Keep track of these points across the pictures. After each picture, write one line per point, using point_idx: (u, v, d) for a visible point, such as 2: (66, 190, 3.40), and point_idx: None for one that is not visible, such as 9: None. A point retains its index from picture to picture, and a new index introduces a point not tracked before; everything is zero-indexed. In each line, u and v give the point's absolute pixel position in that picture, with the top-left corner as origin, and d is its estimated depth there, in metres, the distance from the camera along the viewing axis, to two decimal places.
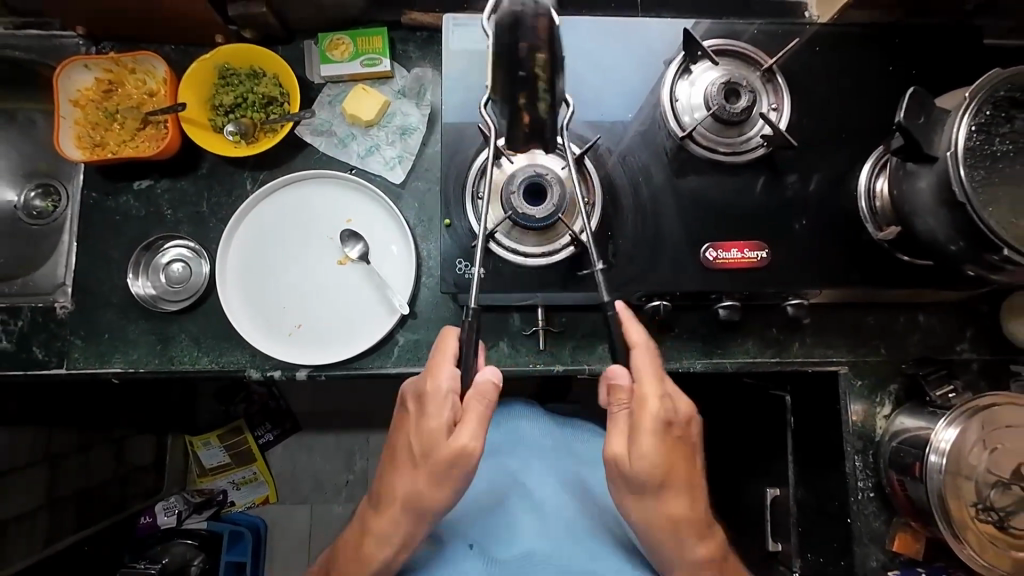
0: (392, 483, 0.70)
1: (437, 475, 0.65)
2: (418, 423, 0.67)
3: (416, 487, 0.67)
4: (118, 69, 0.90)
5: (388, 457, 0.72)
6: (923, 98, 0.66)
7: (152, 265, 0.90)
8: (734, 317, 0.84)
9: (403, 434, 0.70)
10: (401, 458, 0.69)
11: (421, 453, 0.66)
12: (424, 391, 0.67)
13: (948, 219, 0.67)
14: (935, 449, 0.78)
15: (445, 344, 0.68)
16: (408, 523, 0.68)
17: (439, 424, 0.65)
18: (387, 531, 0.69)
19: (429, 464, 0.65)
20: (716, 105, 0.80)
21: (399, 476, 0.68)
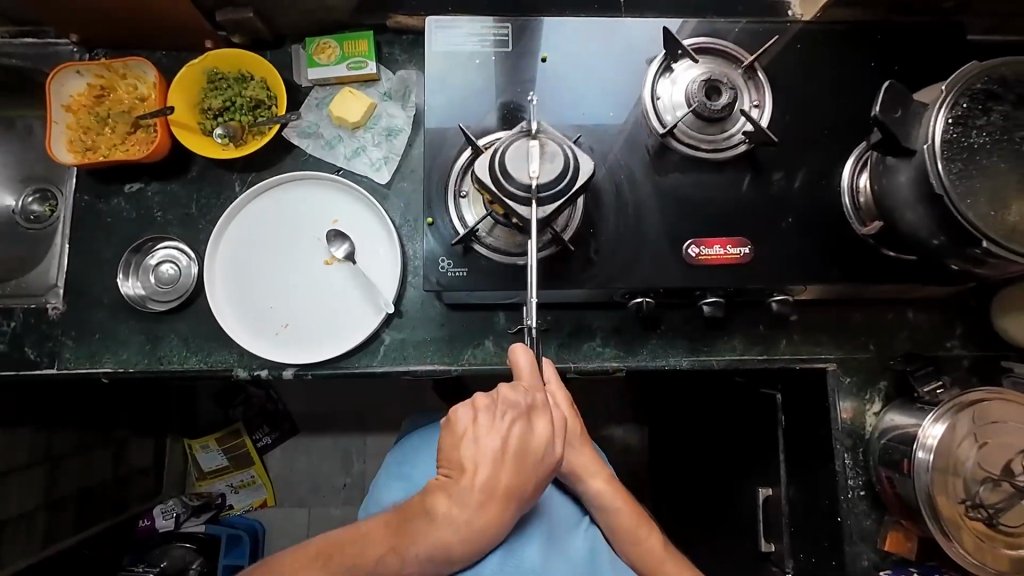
0: (468, 490, 0.65)
1: (528, 482, 0.66)
2: (519, 432, 0.66)
3: (509, 492, 0.66)
4: (109, 75, 0.92)
5: (463, 466, 0.67)
6: (900, 92, 0.66)
7: (142, 266, 0.91)
8: (719, 313, 0.84)
9: (486, 442, 0.66)
10: (488, 466, 0.66)
11: (514, 464, 0.66)
12: (528, 403, 0.67)
13: (927, 213, 0.67)
14: (923, 445, 0.77)
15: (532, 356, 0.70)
16: (487, 531, 0.65)
17: (548, 435, 0.67)
18: (460, 541, 0.65)
19: (523, 471, 0.66)
20: (697, 102, 0.80)
21: (487, 485, 0.65)
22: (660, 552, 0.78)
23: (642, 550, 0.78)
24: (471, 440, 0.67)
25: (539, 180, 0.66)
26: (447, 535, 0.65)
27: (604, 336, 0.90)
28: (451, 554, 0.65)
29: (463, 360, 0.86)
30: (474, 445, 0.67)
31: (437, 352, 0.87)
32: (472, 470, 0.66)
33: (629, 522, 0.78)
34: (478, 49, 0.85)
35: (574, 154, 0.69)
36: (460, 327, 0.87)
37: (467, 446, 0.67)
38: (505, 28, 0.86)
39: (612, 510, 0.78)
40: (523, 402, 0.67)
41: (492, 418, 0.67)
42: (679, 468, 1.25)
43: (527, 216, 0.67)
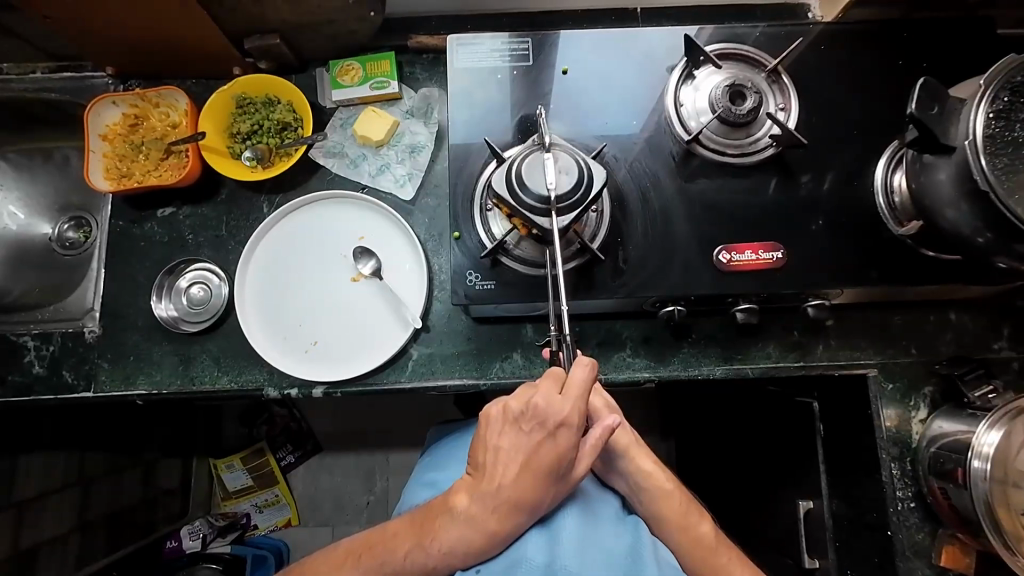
0: (490, 494, 0.67)
1: (542, 495, 0.65)
2: (542, 447, 0.66)
3: (522, 501, 0.66)
4: (143, 104, 0.95)
5: (485, 468, 0.69)
6: (935, 88, 0.64)
7: (174, 288, 0.93)
8: (753, 320, 0.82)
9: (509, 448, 0.68)
10: (510, 473, 0.67)
11: (531, 475, 0.66)
12: (556, 421, 0.66)
13: (971, 211, 0.64)
14: (979, 454, 0.73)
15: (586, 369, 0.67)
16: (500, 537, 0.65)
17: (571, 451, 0.66)
18: (477, 541, 0.65)
19: (539, 485, 0.66)
20: (722, 107, 0.80)
21: (501, 494, 0.66)
22: (710, 540, 0.75)
23: (692, 537, 0.75)
24: (495, 444, 0.69)
25: (557, 191, 0.66)
26: (462, 536, 0.66)
27: (634, 346, 0.88)
28: (468, 554, 0.66)
29: (492, 374, 0.85)
30: (499, 450, 0.69)
31: (465, 365, 0.86)
32: (488, 477, 0.68)
33: (682, 514, 0.75)
34: (500, 64, 0.86)
35: (586, 163, 0.69)
36: (489, 340, 0.87)
37: (493, 451, 0.69)
38: (525, 43, 0.87)
39: (656, 494, 0.76)
40: (550, 417, 0.66)
41: (516, 427, 0.68)
42: (712, 480, 1.21)
43: (546, 226, 0.67)
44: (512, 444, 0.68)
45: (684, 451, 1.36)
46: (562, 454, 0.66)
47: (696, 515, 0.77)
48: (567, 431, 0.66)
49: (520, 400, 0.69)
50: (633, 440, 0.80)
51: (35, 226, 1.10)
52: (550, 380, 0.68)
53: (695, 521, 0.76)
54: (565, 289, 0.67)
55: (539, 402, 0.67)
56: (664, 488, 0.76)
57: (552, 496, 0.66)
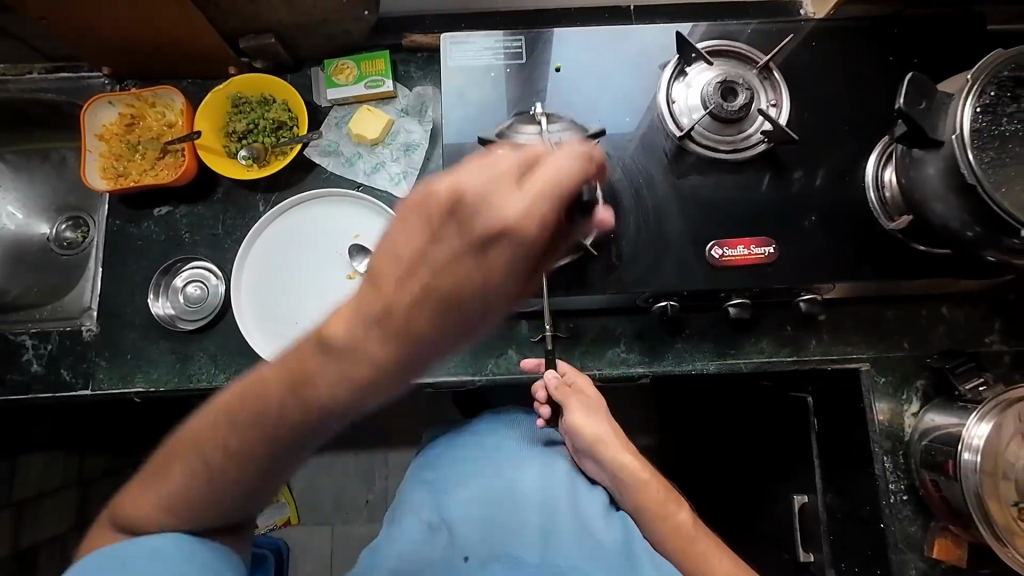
0: (385, 310, 0.40)
1: (452, 314, 0.39)
2: (460, 260, 0.38)
3: (429, 314, 0.39)
4: (139, 104, 0.95)
5: (382, 276, 0.39)
6: (924, 83, 0.65)
7: (170, 286, 0.93)
8: (745, 315, 0.82)
9: (408, 256, 0.38)
10: (435, 254, 0.38)
11: (439, 295, 0.39)
12: (495, 226, 0.38)
13: (959, 204, 0.65)
14: (970, 446, 0.74)
15: (585, 156, 0.43)
16: (386, 346, 0.40)
17: (531, 238, 0.39)
18: (357, 374, 0.42)
19: (454, 290, 0.39)
20: (714, 103, 0.80)
21: (388, 306, 0.39)
22: (688, 529, 0.79)
23: (671, 525, 0.79)
24: (391, 236, 0.40)
25: None
26: (341, 368, 0.42)
27: (628, 342, 0.89)
28: (356, 388, 0.43)
29: (487, 371, 0.86)
30: (405, 257, 0.39)
31: (460, 362, 0.87)
32: (375, 272, 0.40)
33: (660, 502, 0.80)
34: (493, 63, 0.87)
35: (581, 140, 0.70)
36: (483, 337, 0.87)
37: (386, 261, 0.39)
38: (518, 41, 0.88)
39: (636, 484, 0.80)
40: (484, 218, 0.37)
41: (434, 225, 0.38)
42: (708, 476, 1.22)
43: None
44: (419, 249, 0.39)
45: (681, 446, 1.37)
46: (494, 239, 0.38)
47: (674, 503, 0.81)
48: (526, 198, 0.38)
49: (443, 222, 0.38)
50: (613, 433, 0.83)
51: (33, 226, 1.11)
52: (519, 197, 0.38)
53: (672, 509, 0.80)
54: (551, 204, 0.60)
55: (476, 187, 0.37)
56: (642, 477, 0.81)
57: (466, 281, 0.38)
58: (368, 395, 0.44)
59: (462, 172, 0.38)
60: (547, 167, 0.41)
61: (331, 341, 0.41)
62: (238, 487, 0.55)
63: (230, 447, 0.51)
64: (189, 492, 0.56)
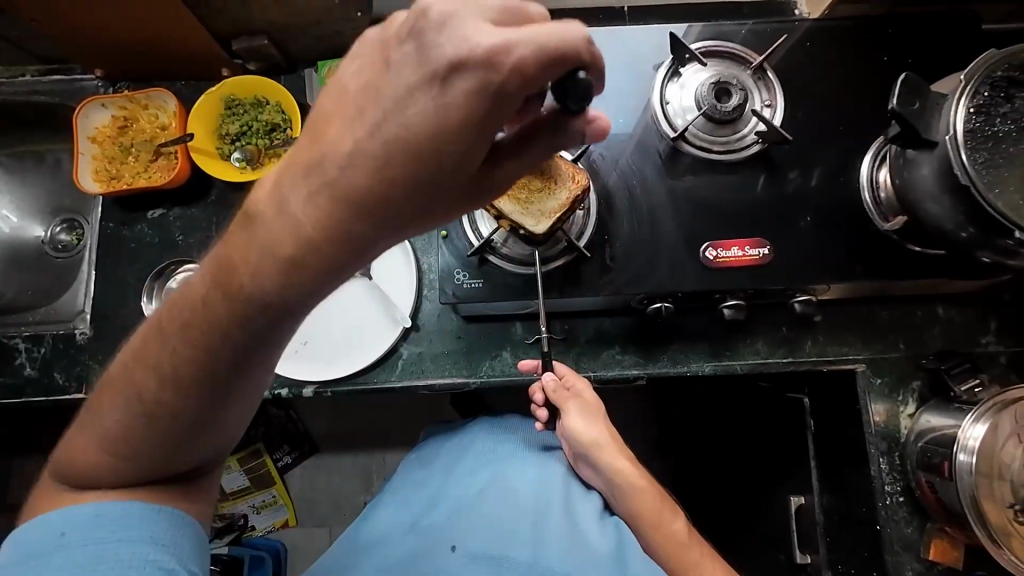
0: (327, 157, 0.39)
1: (391, 171, 0.38)
2: (403, 100, 0.37)
3: (369, 164, 0.38)
4: (132, 106, 0.95)
5: (327, 127, 0.39)
6: (917, 83, 0.65)
7: (165, 289, 0.92)
8: (740, 316, 0.83)
9: (355, 148, 0.38)
10: (388, 88, 0.38)
11: (382, 134, 0.38)
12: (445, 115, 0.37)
13: (953, 205, 0.65)
14: (965, 448, 0.73)
15: (560, 32, 0.36)
16: (321, 248, 0.40)
17: (471, 118, 0.37)
18: (284, 278, 0.41)
19: (389, 178, 0.38)
20: (707, 104, 0.80)
21: (330, 187, 0.39)
22: (683, 536, 0.79)
23: (665, 534, 0.78)
24: (346, 84, 0.40)
25: None
26: (271, 230, 0.40)
27: (623, 343, 0.89)
28: (283, 266, 0.41)
29: (482, 373, 0.86)
30: (366, 83, 0.39)
31: (455, 364, 0.86)
32: (322, 157, 0.39)
33: (655, 512, 0.79)
34: None
35: None
36: (478, 339, 0.87)
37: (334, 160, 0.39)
38: None
39: (631, 492, 0.80)
40: (436, 131, 0.37)
41: (388, 66, 0.39)
42: (705, 477, 1.22)
43: None
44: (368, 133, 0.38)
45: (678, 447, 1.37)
46: (439, 140, 0.38)
47: (668, 512, 0.80)
48: (469, 77, 0.36)
49: (391, 136, 0.38)
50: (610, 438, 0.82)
51: (27, 229, 1.10)
52: (459, 60, 0.36)
53: (667, 518, 0.80)
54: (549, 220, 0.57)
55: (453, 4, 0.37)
56: (638, 486, 0.80)
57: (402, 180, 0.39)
58: (298, 285, 0.42)
59: (404, 57, 0.38)
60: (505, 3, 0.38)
61: (258, 211, 0.41)
62: (150, 428, 0.49)
63: (161, 369, 0.47)
64: (108, 437, 0.50)
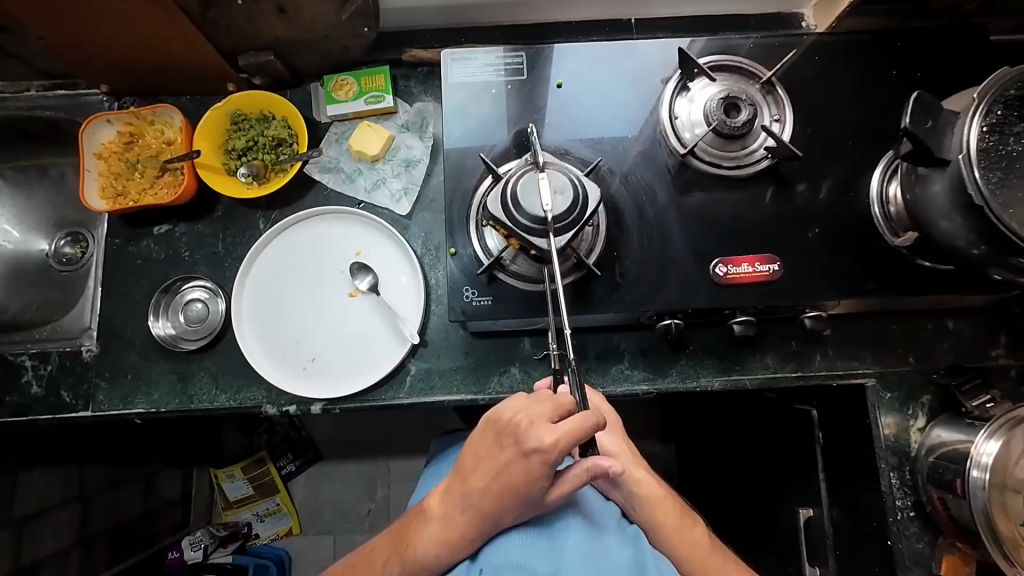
0: (469, 506, 0.68)
1: (504, 513, 0.66)
2: (507, 467, 0.66)
3: (490, 513, 0.66)
4: (138, 123, 0.95)
5: (470, 475, 0.70)
6: (929, 101, 0.65)
7: (172, 305, 0.93)
8: (750, 332, 0.82)
9: (486, 453, 0.70)
10: (501, 453, 0.68)
11: (500, 493, 0.66)
12: (531, 448, 0.64)
13: (966, 224, 0.64)
14: (978, 464, 0.73)
15: (579, 422, 0.64)
16: (469, 530, 0.67)
17: (546, 474, 0.64)
18: (446, 541, 0.68)
19: (503, 503, 0.66)
20: (717, 119, 0.79)
21: (472, 494, 0.68)
22: (705, 543, 0.77)
23: (689, 541, 0.76)
24: (474, 447, 0.72)
25: (552, 211, 0.66)
26: (437, 533, 0.69)
27: (632, 358, 0.88)
28: (442, 552, 0.68)
29: (491, 389, 0.85)
30: (483, 459, 0.70)
31: (463, 380, 0.86)
32: (467, 480, 0.70)
33: (678, 526, 0.76)
34: (493, 79, 0.86)
35: (580, 182, 0.69)
36: (486, 354, 0.87)
37: (472, 454, 0.71)
38: (519, 57, 0.87)
39: (651, 501, 0.77)
40: (527, 441, 0.65)
41: (496, 442, 0.69)
42: (711, 486, 1.21)
43: (544, 248, 0.67)
44: (490, 452, 0.69)
45: (684, 455, 1.36)
46: (529, 449, 0.65)
47: (691, 522, 0.78)
48: (539, 455, 0.64)
49: (506, 430, 0.68)
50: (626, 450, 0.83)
51: (31, 243, 1.10)
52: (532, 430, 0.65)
53: (689, 528, 0.77)
54: (564, 306, 0.67)
55: (519, 421, 0.66)
56: (656, 495, 0.78)
57: (515, 486, 0.65)
58: (450, 558, 0.68)
59: (503, 403, 0.70)
60: (552, 408, 0.66)
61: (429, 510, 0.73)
62: None
63: None
64: None
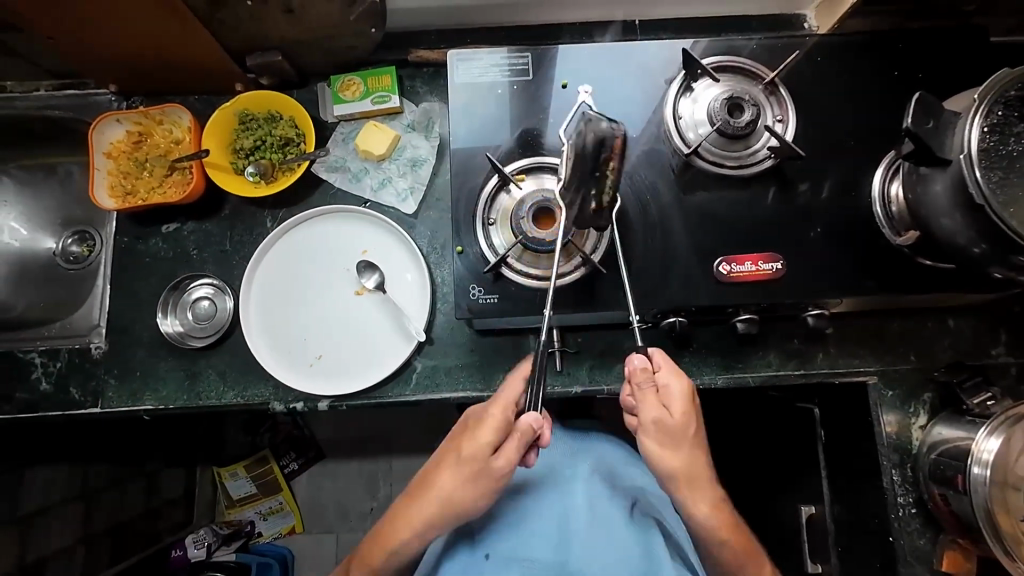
0: (424, 491, 0.72)
1: (447, 490, 0.70)
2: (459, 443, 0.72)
3: (437, 491, 0.70)
4: (147, 122, 0.96)
5: (436, 460, 0.76)
6: (930, 102, 0.65)
7: (181, 303, 0.94)
8: (753, 330, 0.83)
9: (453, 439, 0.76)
10: (460, 433, 0.74)
11: (449, 469, 0.71)
12: (478, 418, 0.71)
13: (966, 222, 0.65)
14: (979, 461, 0.74)
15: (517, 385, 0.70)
16: (422, 511, 0.71)
17: (484, 444, 0.68)
18: (404, 526, 0.72)
19: (449, 477, 0.70)
20: (720, 120, 0.80)
21: (431, 477, 0.73)
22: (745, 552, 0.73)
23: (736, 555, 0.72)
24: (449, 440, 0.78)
25: None
26: (399, 520, 0.74)
27: None
28: (399, 533, 0.72)
29: (496, 386, 0.86)
30: (450, 446, 0.75)
31: (468, 378, 0.87)
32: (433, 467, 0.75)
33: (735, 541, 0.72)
34: (498, 79, 0.87)
35: None
36: (492, 351, 0.88)
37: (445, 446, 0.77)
38: (524, 57, 0.88)
39: (712, 521, 0.70)
40: (476, 413, 0.72)
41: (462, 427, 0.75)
42: None
43: None
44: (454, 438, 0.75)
45: None
46: (477, 419, 0.71)
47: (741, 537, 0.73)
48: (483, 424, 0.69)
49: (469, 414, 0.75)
50: (695, 470, 0.70)
51: (38, 241, 1.11)
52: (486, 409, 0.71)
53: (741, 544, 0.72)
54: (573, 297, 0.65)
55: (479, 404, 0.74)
56: (718, 514, 0.71)
57: (460, 457, 0.69)
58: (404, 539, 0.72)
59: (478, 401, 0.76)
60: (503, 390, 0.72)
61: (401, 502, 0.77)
62: None
63: None
64: None
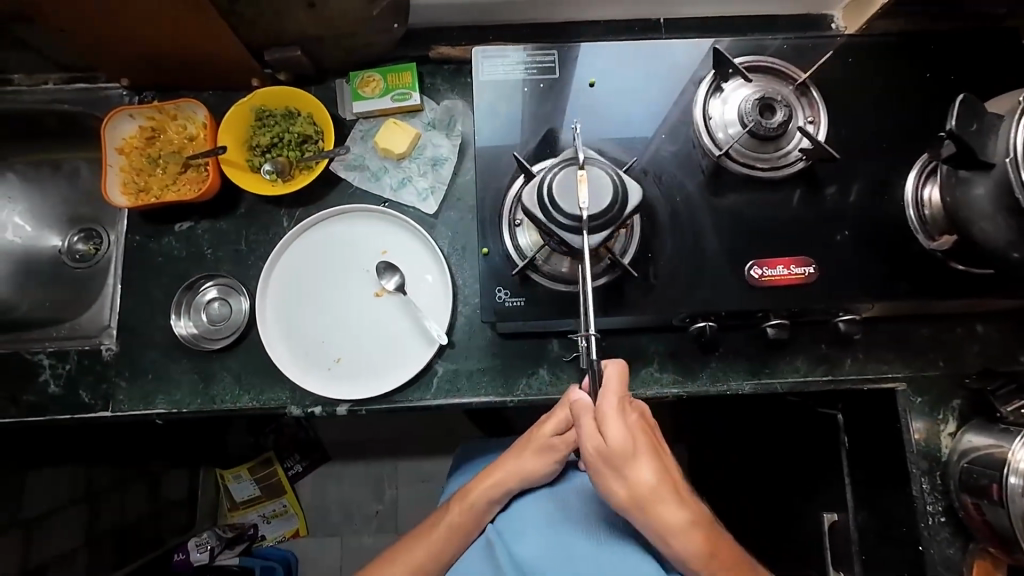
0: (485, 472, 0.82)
1: (507, 470, 0.80)
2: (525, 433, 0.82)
3: (499, 472, 0.80)
4: (161, 117, 0.93)
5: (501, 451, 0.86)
6: (973, 105, 0.65)
7: (194, 304, 0.91)
8: (784, 335, 0.82)
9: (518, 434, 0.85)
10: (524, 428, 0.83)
11: (512, 452, 0.81)
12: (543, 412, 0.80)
13: (1009, 227, 0.64)
14: (1016, 470, 0.72)
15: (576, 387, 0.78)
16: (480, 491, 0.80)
17: (546, 432, 0.78)
18: (460, 506, 0.81)
19: (511, 459, 0.80)
20: (752, 121, 0.78)
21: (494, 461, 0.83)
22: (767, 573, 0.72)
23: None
24: None
25: (589, 210, 0.65)
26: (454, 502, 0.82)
27: (661, 361, 0.87)
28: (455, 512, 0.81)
29: (519, 391, 0.84)
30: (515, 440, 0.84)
31: (491, 383, 0.85)
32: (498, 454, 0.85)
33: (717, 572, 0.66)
34: (523, 77, 0.85)
35: (620, 178, 0.68)
36: (516, 355, 0.86)
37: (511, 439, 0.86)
38: (549, 55, 0.86)
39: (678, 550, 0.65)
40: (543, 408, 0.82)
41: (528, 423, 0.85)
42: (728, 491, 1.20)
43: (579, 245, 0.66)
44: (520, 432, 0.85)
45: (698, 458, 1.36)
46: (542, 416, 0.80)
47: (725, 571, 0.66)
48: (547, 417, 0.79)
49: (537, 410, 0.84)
50: (654, 497, 0.65)
51: (43, 238, 1.08)
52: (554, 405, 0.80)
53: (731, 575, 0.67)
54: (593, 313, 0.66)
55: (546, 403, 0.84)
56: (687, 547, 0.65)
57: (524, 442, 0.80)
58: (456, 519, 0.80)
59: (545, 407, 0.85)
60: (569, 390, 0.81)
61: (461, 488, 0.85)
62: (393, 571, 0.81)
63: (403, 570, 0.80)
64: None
